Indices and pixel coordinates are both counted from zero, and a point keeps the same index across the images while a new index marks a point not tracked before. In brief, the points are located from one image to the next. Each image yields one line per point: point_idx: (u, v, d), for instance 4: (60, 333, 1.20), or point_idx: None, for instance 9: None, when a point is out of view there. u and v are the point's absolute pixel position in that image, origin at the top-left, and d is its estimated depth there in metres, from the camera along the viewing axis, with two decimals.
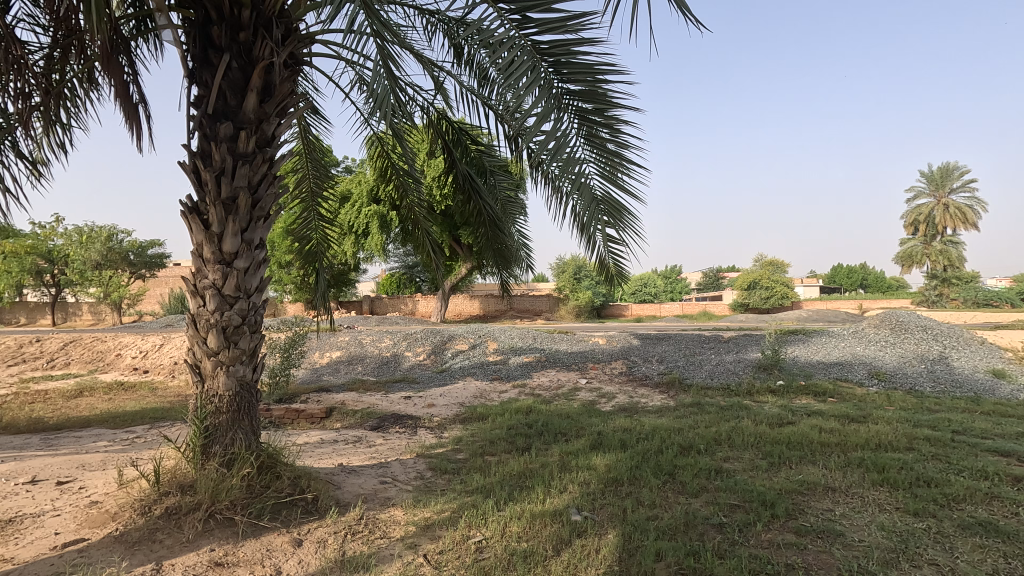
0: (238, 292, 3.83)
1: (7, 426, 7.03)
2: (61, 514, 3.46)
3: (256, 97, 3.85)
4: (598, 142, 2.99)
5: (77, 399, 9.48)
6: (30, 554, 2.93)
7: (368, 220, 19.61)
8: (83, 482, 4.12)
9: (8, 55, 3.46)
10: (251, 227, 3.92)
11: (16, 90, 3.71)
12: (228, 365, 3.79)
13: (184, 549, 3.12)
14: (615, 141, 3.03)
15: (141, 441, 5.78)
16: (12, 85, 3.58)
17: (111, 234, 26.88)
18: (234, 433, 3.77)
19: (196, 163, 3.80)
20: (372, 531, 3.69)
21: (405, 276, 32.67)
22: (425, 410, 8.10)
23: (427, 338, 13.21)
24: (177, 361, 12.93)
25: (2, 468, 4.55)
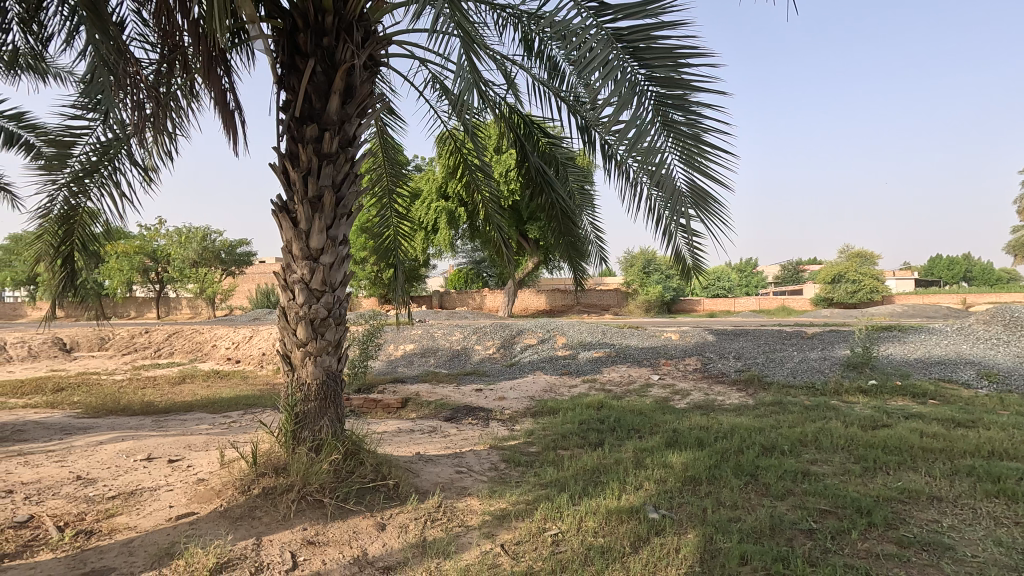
0: (325, 286, 4.03)
1: (125, 408, 7.80)
2: (174, 489, 3.79)
3: (339, 99, 4.02)
4: (675, 128, 2.88)
5: (180, 386, 10.36)
6: (150, 524, 3.23)
7: (438, 216, 20.07)
8: (190, 460, 4.50)
9: (126, 73, 3.80)
10: (336, 224, 4.11)
11: (131, 104, 4.07)
12: (316, 355, 4.00)
13: (280, 527, 3.33)
14: (692, 126, 2.89)
15: (238, 426, 6.24)
16: (129, 100, 3.93)
17: (206, 234, 29.16)
18: (322, 420, 3.97)
19: (285, 164, 4.03)
20: (451, 519, 3.77)
21: (473, 271, 33.31)
22: (495, 402, 8.20)
23: (497, 331, 13.36)
24: (266, 352, 13.84)
25: (123, 446, 5.05)
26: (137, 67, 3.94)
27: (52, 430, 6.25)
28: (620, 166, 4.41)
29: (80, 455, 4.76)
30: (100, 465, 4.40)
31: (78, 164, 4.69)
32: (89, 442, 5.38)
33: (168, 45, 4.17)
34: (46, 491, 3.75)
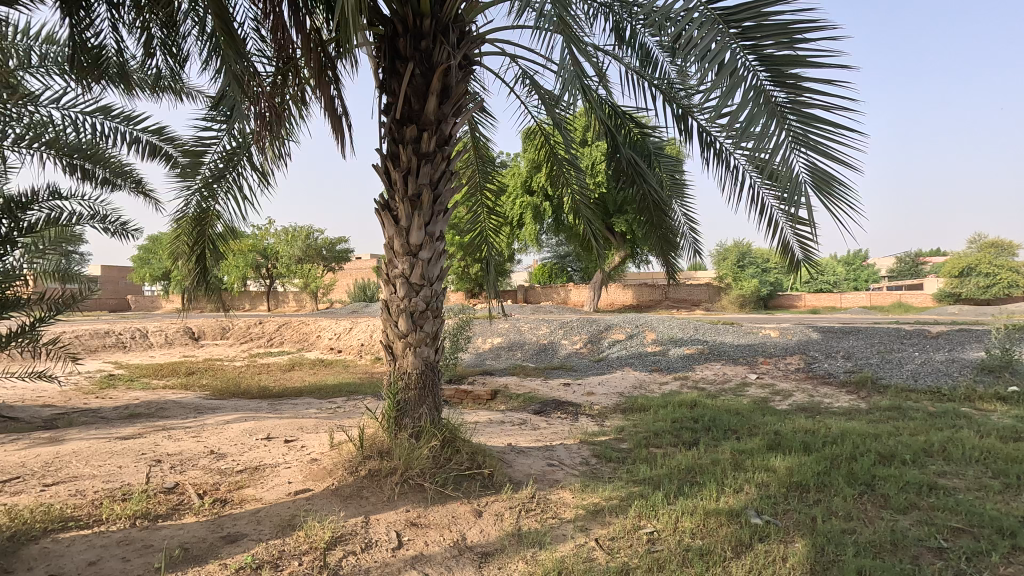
0: (423, 280, 4.21)
1: (245, 391, 8.61)
2: (292, 467, 4.14)
3: (436, 99, 4.16)
4: (779, 110, 2.70)
5: (290, 373, 11.26)
6: (273, 497, 3.55)
7: (523, 211, 20.22)
8: (304, 441, 4.89)
9: (251, 88, 4.16)
10: (433, 220, 4.27)
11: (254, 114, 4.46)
12: (415, 346, 4.19)
13: (386, 507, 3.52)
14: (798, 107, 2.70)
15: (342, 411, 6.68)
16: (252, 111, 4.30)
17: (309, 233, 31.39)
18: (421, 408, 4.16)
19: (387, 165, 4.24)
20: (544, 511, 3.82)
21: (558, 266, 33.33)
22: (584, 397, 8.17)
23: (584, 326, 13.27)
24: (364, 342, 14.70)
25: (247, 425, 5.59)
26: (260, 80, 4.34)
27: (187, 409, 7.03)
28: (721, 154, 4.21)
29: (212, 432, 5.32)
30: (229, 442, 4.89)
31: (208, 171, 5.22)
32: (218, 421, 5.99)
33: (282, 57, 4.50)
34: (186, 463, 4.22)
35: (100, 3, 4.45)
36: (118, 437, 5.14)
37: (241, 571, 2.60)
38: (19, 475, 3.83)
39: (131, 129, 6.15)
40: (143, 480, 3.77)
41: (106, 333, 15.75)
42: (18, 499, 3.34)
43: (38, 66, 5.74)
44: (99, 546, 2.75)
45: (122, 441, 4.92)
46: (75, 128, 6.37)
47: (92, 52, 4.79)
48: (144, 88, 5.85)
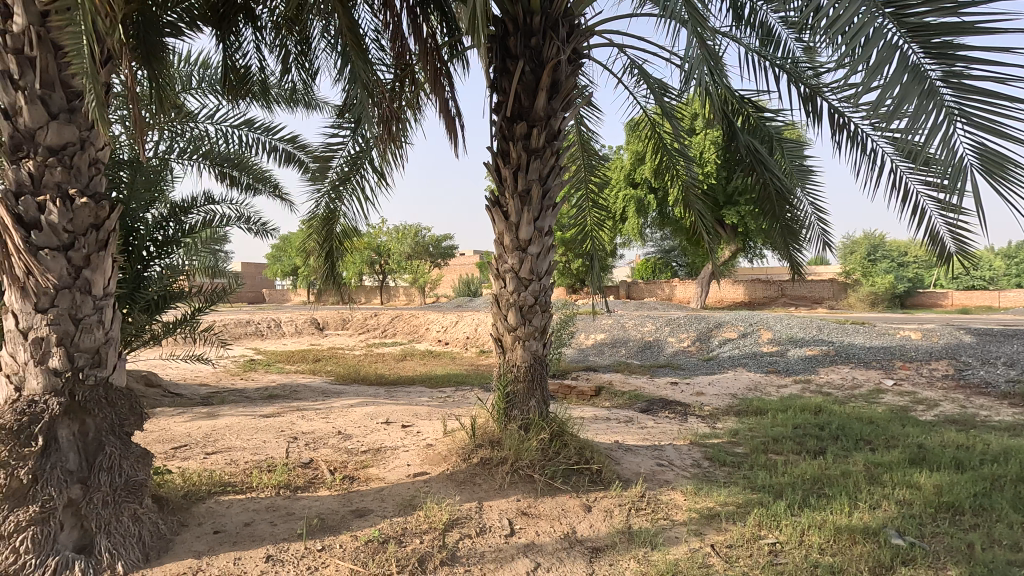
0: (532, 275, 4.27)
1: (364, 378, 9.28)
2: (410, 451, 4.39)
3: (546, 95, 4.18)
4: (929, 85, 2.40)
5: (403, 362, 11.96)
6: (394, 477, 3.80)
7: (626, 205, 19.75)
8: (419, 427, 5.17)
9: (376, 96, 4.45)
10: (543, 216, 4.31)
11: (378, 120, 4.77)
12: (524, 340, 4.27)
13: (498, 495, 3.62)
14: (954, 80, 2.37)
15: (451, 400, 6.98)
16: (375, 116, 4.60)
17: (417, 231, 33.07)
18: (530, 401, 4.21)
19: (498, 162, 4.34)
20: (655, 511, 3.72)
21: (662, 261, 32.24)
22: (693, 397, 7.85)
23: (692, 324, 12.72)
24: (469, 335, 15.21)
25: (368, 409, 6.02)
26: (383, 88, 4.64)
27: (316, 393, 7.71)
28: (857, 136, 3.82)
29: (339, 414, 5.80)
30: (353, 424, 5.30)
31: (335, 174, 5.69)
32: (343, 404, 6.51)
33: (399, 64, 4.77)
34: (318, 441, 4.64)
35: (246, 27, 4.99)
36: (261, 415, 5.77)
37: (370, 543, 2.81)
38: (186, 443, 4.43)
39: (269, 140, 6.84)
40: (284, 454, 4.21)
41: (248, 322, 17.73)
42: (187, 464, 3.87)
43: (197, 87, 6.56)
44: (252, 510, 3.11)
45: (265, 418, 5.52)
46: (225, 140, 7.22)
47: (240, 72, 5.38)
48: (280, 101, 6.47)
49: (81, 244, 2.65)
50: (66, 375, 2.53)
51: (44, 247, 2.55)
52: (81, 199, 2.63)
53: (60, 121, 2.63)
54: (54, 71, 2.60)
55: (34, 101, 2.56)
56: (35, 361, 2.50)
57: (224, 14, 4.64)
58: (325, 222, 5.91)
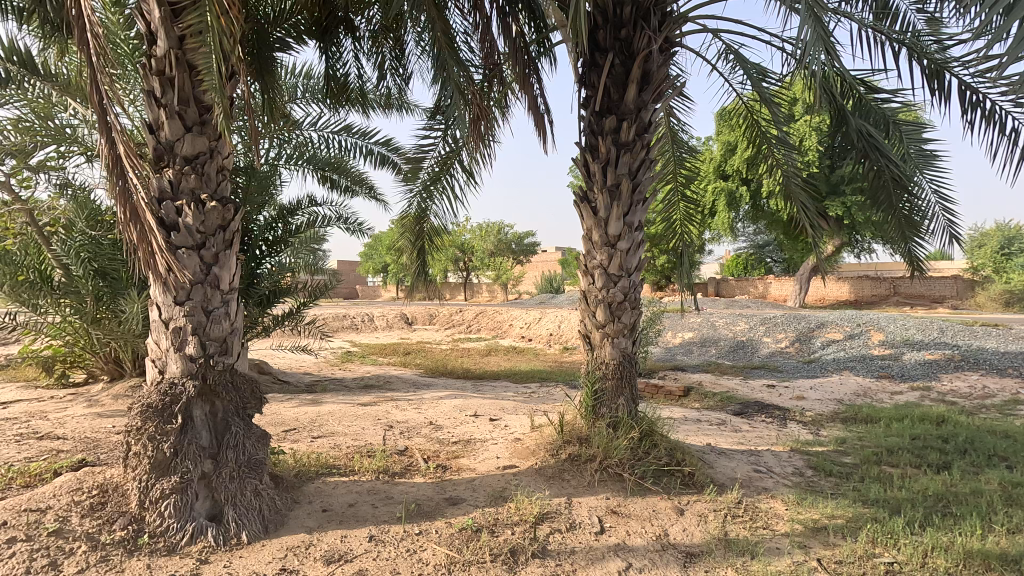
0: (621, 271, 4.20)
1: (452, 372, 9.57)
2: (499, 444, 4.48)
3: (636, 87, 4.09)
4: None
5: (488, 358, 12.20)
6: (485, 468, 3.89)
7: (716, 198, 18.88)
8: (507, 421, 5.25)
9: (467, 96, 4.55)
10: (632, 210, 4.22)
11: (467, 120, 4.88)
12: (613, 337, 4.21)
13: (587, 492, 3.60)
14: None
15: (537, 396, 7.03)
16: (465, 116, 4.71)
17: (500, 228, 33.58)
18: (619, 399, 4.14)
19: (586, 157, 4.30)
20: (754, 519, 3.54)
21: (755, 257, 30.49)
22: (792, 401, 7.36)
23: (790, 323, 11.93)
24: (552, 331, 15.22)
25: (457, 402, 6.21)
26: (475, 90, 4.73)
27: (408, 384, 8.07)
28: (995, 115, 3.40)
29: (430, 406, 6.02)
30: (444, 416, 5.49)
31: (427, 175, 5.90)
32: (433, 396, 6.75)
33: (488, 64, 4.83)
34: (412, 431, 4.85)
35: (346, 38, 5.27)
36: (359, 403, 6.12)
37: (464, 531, 2.90)
38: (295, 427, 4.79)
39: (365, 144, 7.21)
40: (381, 441, 4.44)
41: (345, 316, 18.88)
42: (297, 446, 4.19)
43: (301, 97, 7.05)
44: (355, 492, 3.31)
45: (363, 407, 5.86)
46: (326, 146, 7.71)
47: (340, 80, 5.70)
48: (376, 107, 6.80)
49: (211, 244, 2.96)
50: (199, 361, 2.82)
51: (182, 246, 2.87)
52: (211, 203, 2.94)
53: (194, 133, 2.94)
54: (189, 88, 2.91)
55: (174, 117, 2.89)
56: (175, 347, 2.80)
57: (327, 27, 4.93)
58: (416, 218, 6.10)
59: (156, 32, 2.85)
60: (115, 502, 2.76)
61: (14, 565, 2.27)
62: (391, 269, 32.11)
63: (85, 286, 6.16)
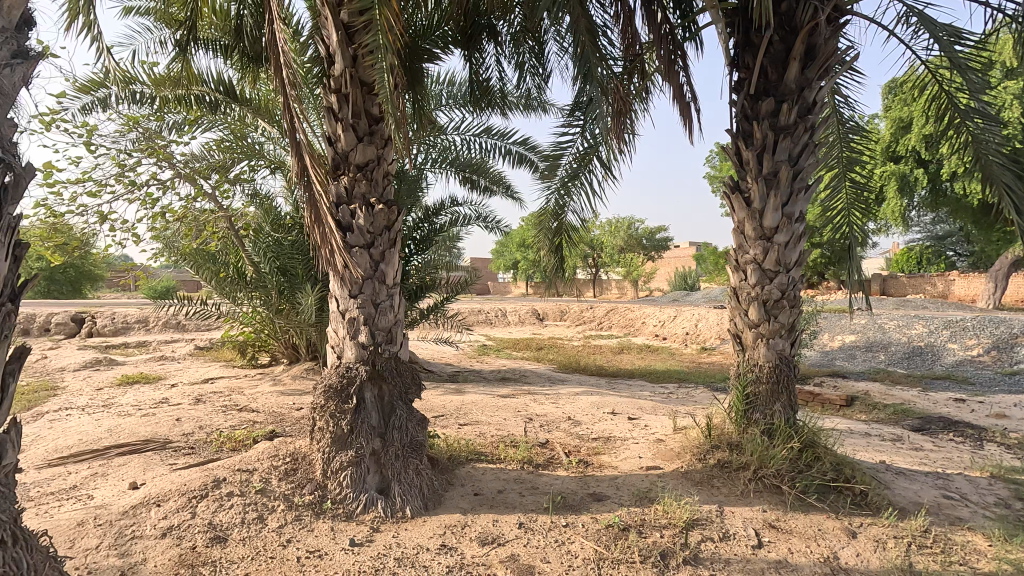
0: (779, 267, 3.87)
1: (586, 369, 9.54)
2: (640, 444, 4.37)
3: (799, 64, 3.73)
4: None
5: (621, 355, 11.98)
6: (628, 468, 3.82)
7: (884, 183, 16.64)
8: (647, 421, 5.10)
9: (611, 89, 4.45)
10: (792, 200, 3.87)
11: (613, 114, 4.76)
12: (768, 338, 3.90)
13: (740, 502, 3.37)
14: None
15: (677, 397, 6.74)
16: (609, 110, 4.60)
17: (631, 224, 32.77)
18: (774, 405, 3.83)
19: (739, 145, 4.02)
20: (947, 553, 3.06)
21: (933, 250, 26.37)
22: (991, 420, 6.24)
23: (984, 328, 10.13)
24: (689, 331, 14.51)
25: (593, 399, 6.18)
26: (620, 81, 4.61)
27: (543, 379, 8.21)
28: None
29: (567, 401, 6.07)
30: (582, 411, 5.50)
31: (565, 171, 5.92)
32: (569, 392, 6.79)
33: (627, 55, 4.70)
34: (551, 424, 4.93)
35: (489, 43, 5.44)
36: (499, 395, 6.36)
37: (611, 528, 2.88)
38: (443, 414, 5.12)
39: (505, 144, 7.44)
40: (523, 433, 4.57)
41: (480, 311, 19.76)
42: (447, 432, 4.46)
43: (445, 104, 7.47)
44: (502, 479, 3.45)
45: (503, 398, 6.08)
46: (467, 148, 8.10)
47: (483, 84, 5.91)
48: (515, 108, 6.97)
49: (378, 244, 3.26)
50: (369, 348, 3.12)
51: (356, 245, 3.20)
52: (379, 206, 3.24)
53: (365, 142, 3.25)
54: (361, 102, 3.24)
55: (349, 129, 3.23)
56: (350, 335, 3.13)
57: (472, 35, 5.12)
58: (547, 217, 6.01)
59: (334, 54, 3.20)
60: (303, 470, 3.15)
61: (233, 515, 2.70)
62: (522, 266, 32.89)
63: (270, 281, 7.14)
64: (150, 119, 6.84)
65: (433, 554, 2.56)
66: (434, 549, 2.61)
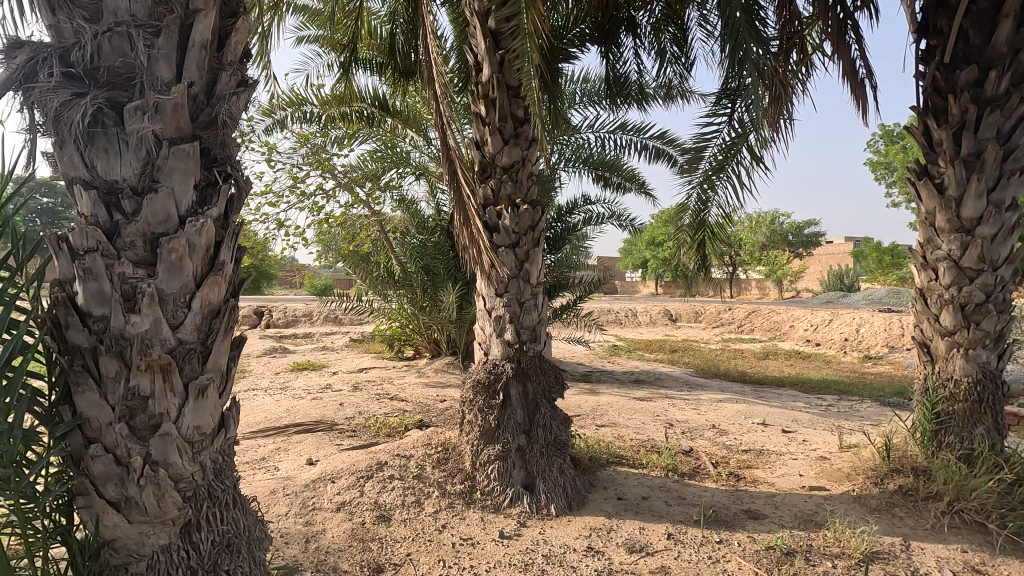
0: (982, 264, 3.27)
1: (727, 374, 8.92)
2: (799, 460, 3.98)
3: (1013, 23, 3.12)
4: None
5: (767, 361, 11.04)
6: (786, 485, 3.49)
7: None
8: (805, 436, 4.63)
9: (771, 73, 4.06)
10: (1002, 185, 3.25)
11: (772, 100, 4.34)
12: (967, 348, 3.31)
13: (931, 537, 2.89)
14: None
15: (837, 411, 6.04)
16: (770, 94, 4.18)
17: (775, 217, 30.05)
18: (975, 428, 3.25)
19: (928, 123, 3.47)
20: None
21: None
22: None
23: None
24: (848, 337, 12.95)
25: (739, 407, 5.75)
26: (780, 64, 4.17)
27: (680, 383, 7.85)
28: None
29: (709, 408, 5.72)
30: (727, 420, 5.14)
31: None
32: (711, 398, 6.40)
33: (784, 33, 4.22)
34: (695, 431, 4.67)
35: (627, 36, 5.29)
36: (635, 398, 6.19)
37: (772, 551, 2.63)
38: (580, 414, 5.09)
39: (641, 139, 7.22)
40: (664, 438, 4.39)
41: (610, 310, 19.47)
42: (585, 432, 4.43)
43: (580, 102, 7.43)
44: (646, 485, 3.34)
45: (639, 401, 5.89)
46: (602, 146, 8.00)
47: (620, 79, 5.77)
48: (653, 100, 6.71)
49: (522, 244, 3.32)
50: (515, 346, 3.19)
51: (502, 245, 3.29)
52: (524, 206, 3.30)
53: (511, 145, 3.33)
54: (507, 106, 3.32)
55: (496, 132, 3.33)
56: (496, 333, 3.22)
57: (609, 30, 5.02)
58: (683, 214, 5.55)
59: (482, 61, 3.31)
60: (453, 460, 3.33)
61: (394, 497, 2.91)
62: (652, 263, 31.77)
63: (416, 280, 7.66)
64: (317, 135, 7.68)
65: (580, 555, 2.54)
66: (581, 551, 2.58)
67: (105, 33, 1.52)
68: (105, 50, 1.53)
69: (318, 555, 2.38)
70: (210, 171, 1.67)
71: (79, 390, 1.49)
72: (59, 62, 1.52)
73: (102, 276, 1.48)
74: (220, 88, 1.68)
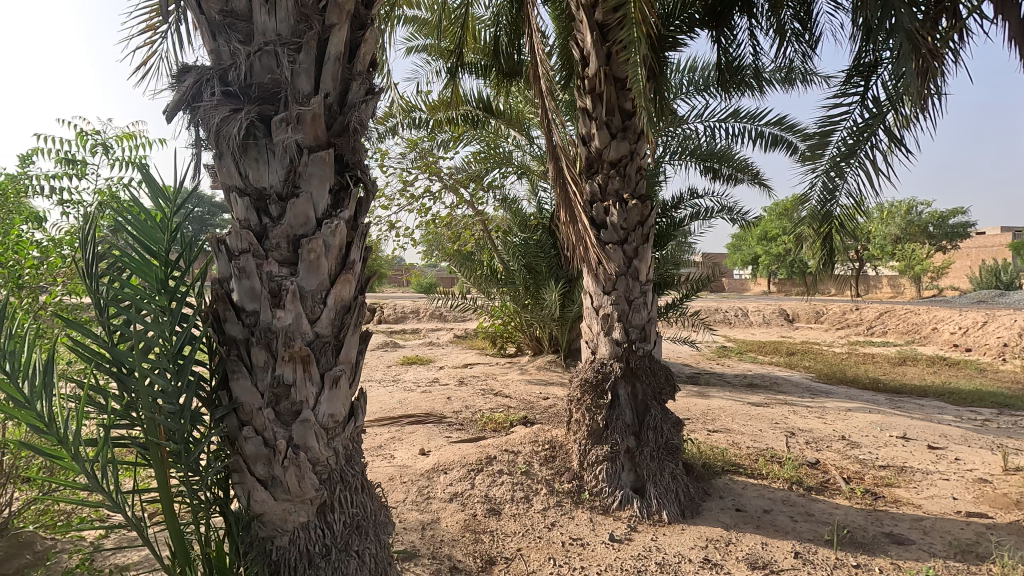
0: None
1: (856, 379, 8.09)
2: (951, 480, 3.51)
3: None
4: None
5: (904, 367, 9.87)
6: (937, 509, 3.08)
7: None
8: (957, 453, 4.07)
9: (922, 46, 3.55)
10: None
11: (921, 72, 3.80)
12: None
13: None
14: None
15: (998, 427, 5.25)
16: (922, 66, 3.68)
17: (911, 207, 26.73)
18: None
19: None
20: None
21: None
22: None
23: None
24: (1008, 343, 11.20)
25: (873, 417, 5.19)
26: (929, 32, 3.66)
27: (801, 388, 7.23)
28: None
29: (837, 417, 5.22)
30: (859, 431, 4.66)
31: None
32: (838, 406, 5.84)
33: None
34: (821, 442, 4.29)
35: (741, 17, 4.93)
36: (749, 403, 5.80)
37: None
38: (690, 417, 4.87)
39: (755, 126, 6.74)
40: (785, 448, 4.06)
41: (717, 309, 18.49)
42: (697, 437, 4.23)
43: (686, 91, 7.09)
44: (768, 498, 3.11)
45: (755, 407, 5.51)
46: (712, 136, 7.58)
47: (733, 64, 5.40)
48: (770, 83, 6.22)
49: (631, 240, 3.24)
50: (624, 345, 3.11)
51: (610, 242, 3.22)
52: (633, 202, 3.20)
53: (618, 139, 3.26)
54: (615, 99, 3.24)
55: (603, 127, 3.27)
56: (604, 331, 3.15)
57: (722, 12, 4.72)
58: None
59: (588, 54, 3.24)
60: (561, 458, 3.32)
61: (504, 492, 2.97)
62: (764, 259, 29.63)
63: (519, 277, 7.75)
64: (426, 139, 8.02)
65: (697, 567, 2.42)
66: (697, 562, 2.46)
67: (256, 53, 1.68)
68: (256, 69, 1.69)
69: (435, 543, 2.47)
70: (342, 176, 1.80)
71: (235, 376, 1.67)
72: (219, 83, 1.70)
73: (253, 275, 1.64)
74: (351, 97, 1.80)
